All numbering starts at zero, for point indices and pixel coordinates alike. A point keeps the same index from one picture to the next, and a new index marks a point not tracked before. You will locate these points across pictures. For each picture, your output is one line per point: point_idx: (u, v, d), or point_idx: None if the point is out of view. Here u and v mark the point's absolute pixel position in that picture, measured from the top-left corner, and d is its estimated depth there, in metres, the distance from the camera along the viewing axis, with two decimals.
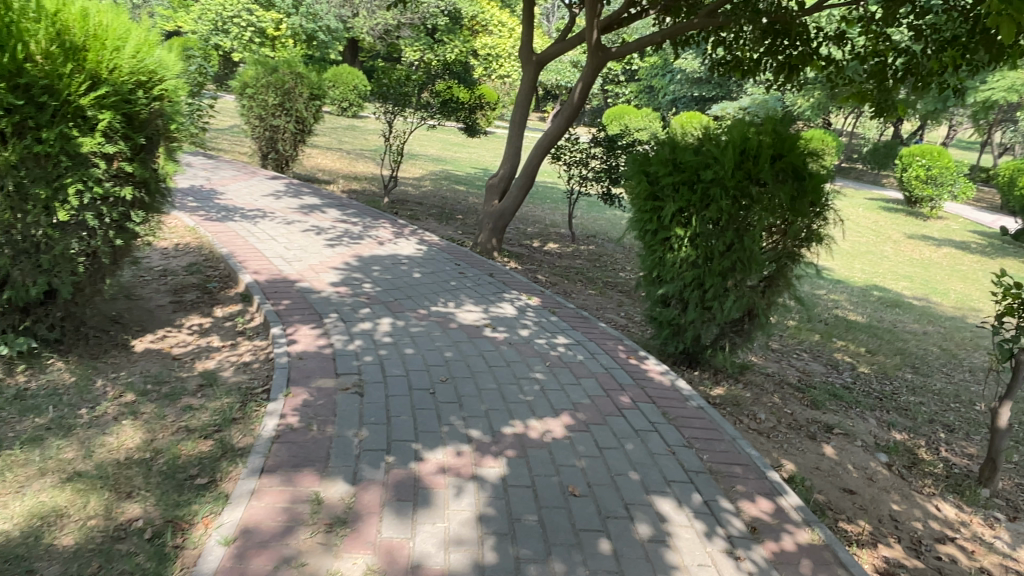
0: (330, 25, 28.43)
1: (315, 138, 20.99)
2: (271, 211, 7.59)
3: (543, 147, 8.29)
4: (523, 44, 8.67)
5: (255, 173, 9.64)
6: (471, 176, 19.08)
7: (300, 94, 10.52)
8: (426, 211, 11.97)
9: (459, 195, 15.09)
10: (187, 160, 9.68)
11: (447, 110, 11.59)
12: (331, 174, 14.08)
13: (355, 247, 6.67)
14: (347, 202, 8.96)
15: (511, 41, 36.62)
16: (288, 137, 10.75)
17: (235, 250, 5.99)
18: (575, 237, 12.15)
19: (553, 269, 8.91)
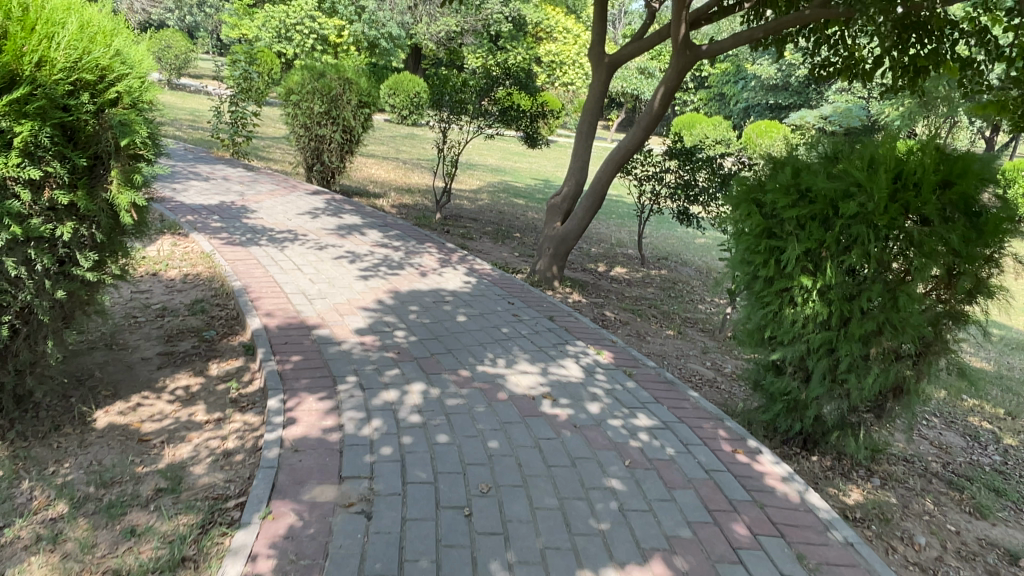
0: (392, 32, 28.06)
1: (372, 148, 20.42)
2: (303, 232, 6.68)
3: (615, 162, 7.14)
4: (594, 45, 7.54)
5: (296, 186, 8.81)
6: (532, 189, 18.05)
7: (348, 101, 9.70)
8: (480, 229, 10.96)
9: (518, 211, 14.05)
10: (225, 172, 8.95)
11: (507, 119, 10.54)
12: (382, 187, 13.25)
13: (392, 280, 5.67)
14: (392, 220, 8.00)
15: (575, 48, 35.59)
16: (335, 147, 9.91)
17: (250, 283, 5.07)
18: (645, 261, 10.92)
19: (623, 303, 7.73)
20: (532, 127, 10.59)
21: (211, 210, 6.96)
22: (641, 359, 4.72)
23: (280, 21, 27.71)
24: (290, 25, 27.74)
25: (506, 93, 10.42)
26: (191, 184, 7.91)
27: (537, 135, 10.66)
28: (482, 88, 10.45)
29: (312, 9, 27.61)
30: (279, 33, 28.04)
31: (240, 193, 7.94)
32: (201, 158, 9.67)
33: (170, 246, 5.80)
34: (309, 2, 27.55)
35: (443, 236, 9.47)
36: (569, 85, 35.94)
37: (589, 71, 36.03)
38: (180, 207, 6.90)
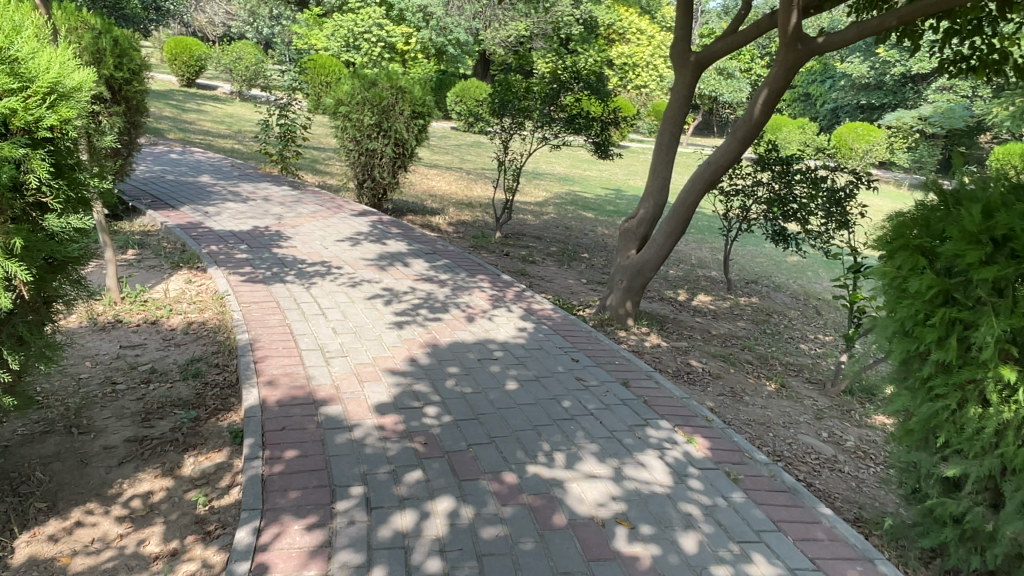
0: (460, 38, 27.45)
1: (436, 158, 19.79)
2: (338, 264, 5.83)
3: (700, 181, 6.00)
4: (678, 42, 6.43)
5: (341, 206, 8.05)
6: (602, 200, 16.90)
7: (401, 112, 8.92)
8: (545, 250, 9.95)
9: (588, 226, 12.96)
10: (267, 190, 8.27)
11: (575, 128, 9.50)
12: (442, 202, 12.42)
13: (431, 328, 4.72)
14: (443, 246, 7.10)
15: (649, 49, 34.15)
16: (386, 161, 9.10)
17: (261, 335, 4.21)
18: (731, 286, 9.64)
19: (711, 346, 6.55)
20: (602, 136, 9.50)
21: (240, 238, 6.21)
22: (749, 449, 3.58)
23: (349, 30, 27.58)
24: (359, 34, 27.58)
25: (574, 98, 9.38)
26: (228, 206, 7.21)
27: (607, 145, 9.56)
28: (547, 94, 9.46)
29: (380, 17, 27.34)
30: (347, 42, 27.95)
31: (278, 216, 7.21)
32: (246, 175, 9.06)
33: (183, 285, 5.03)
34: (377, 10, 27.30)
35: (503, 260, 8.52)
36: (642, 88, 34.53)
37: (664, 73, 34.51)
38: (208, 235, 6.19)
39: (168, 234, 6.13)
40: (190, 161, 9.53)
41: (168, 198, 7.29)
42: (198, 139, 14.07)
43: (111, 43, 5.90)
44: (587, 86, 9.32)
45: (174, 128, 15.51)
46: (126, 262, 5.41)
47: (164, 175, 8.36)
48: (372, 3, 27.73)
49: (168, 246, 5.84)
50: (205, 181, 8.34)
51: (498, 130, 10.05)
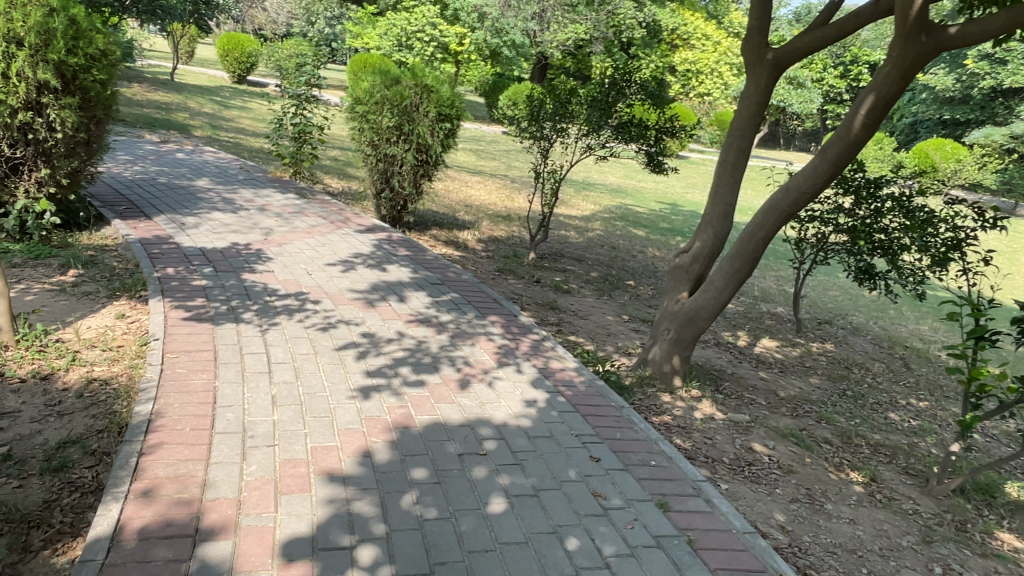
0: (515, 40, 26.34)
1: (482, 164, 18.80)
2: (316, 297, 4.77)
3: (775, 210, 4.71)
4: (752, 36, 5.17)
5: (348, 220, 7.03)
6: (656, 215, 15.52)
7: (425, 113, 7.87)
8: (584, 274, 8.71)
9: (637, 246, 11.65)
10: (268, 198, 7.32)
11: (625, 136, 8.24)
12: (476, 214, 11.32)
13: (407, 399, 3.57)
14: (457, 273, 5.98)
15: (714, 55, 32.42)
16: (407, 169, 8.03)
17: (168, 407, 3.14)
18: (800, 327, 8.23)
19: (778, 416, 5.24)
20: (656, 148, 8.22)
21: (210, 258, 5.22)
22: None
23: (401, 28, 26.77)
24: (411, 33, 26.71)
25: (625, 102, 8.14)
26: (212, 218, 6.25)
27: (661, 157, 8.27)
28: (594, 98, 8.25)
29: (434, 16, 26.72)
30: (400, 41, 27.25)
31: (268, 230, 6.22)
32: (251, 180, 8.14)
33: (108, 322, 4.01)
34: (431, 9, 26.62)
35: (532, 287, 7.35)
36: (705, 96, 32.89)
37: (729, 81, 32.77)
38: (173, 252, 5.21)
39: (126, 250, 5.16)
40: (194, 161, 8.65)
41: (146, 205, 6.36)
42: (226, 137, 13.34)
43: (67, 21, 4.83)
44: (640, 90, 8.08)
45: (205, 124, 14.83)
46: (58, 287, 4.46)
47: (157, 178, 7.46)
48: (427, 3, 27.27)
49: (119, 266, 4.87)
50: (200, 186, 7.42)
51: (537, 137, 8.86)
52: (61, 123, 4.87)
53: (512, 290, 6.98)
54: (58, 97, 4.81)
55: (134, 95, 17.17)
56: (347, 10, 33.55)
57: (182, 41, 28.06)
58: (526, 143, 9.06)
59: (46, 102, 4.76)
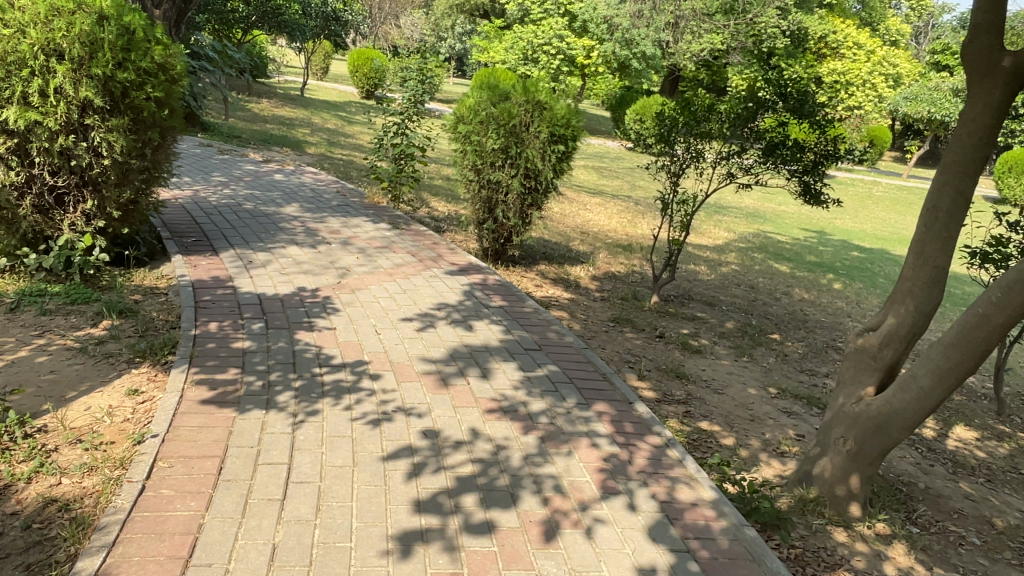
0: (646, 52, 24.83)
1: (605, 184, 17.64)
2: (376, 370, 3.78)
3: (1023, 285, 3.21)
4: (979, 37, 3.62)
5: (440, 258, 6.08)
6: (800, 246, 13.61)
7: (537, 133, 6.82)
8: (718, 325, 7.28)
9: (780, 286, 9.97)
10: (357, 229, 6.54)
11: (773, 162, 6.76)
12: (593, 243, 10.12)
13: (463, 560, 2.45)
14: (559, 333, 4.83)
15: (867, 66, 29.36)
16: (513, 196, 7.01)
17: (119, 567, 2.20)
18: (1004, 410, 6.37)
19: (1008, 571, 3.64)
20: (812, 176, 6.68)
21: (264, 307, 4.40)
22: None
23: (528, 42, 26.30)
24: (538, 46, 26.13)
25: (773, 121, 6.68)
26: (286, 253, 5.50)
27: (818, 187, 6.72)
28: (736, 116, 6.84)
29: (561, 29, 25.83)
30: (526, 55, 26.56)
31: (345, 269, 5.38)
32: (345, 205, 7.44)
33: (112, 404, 3.22)
34: (559, 21, 25.91)
35: (654, 344, 6.05)
36: (855, 110, 29.92)
37: (884, 93, 29.66)
38: (225, 299, 4.44)
39: (174, 297, 4.46)
40: (290, 184, 8.08)
41: (218, 236, 5.72)
42: (339, 155, 12.97)
43: (119, 31, 4.23)
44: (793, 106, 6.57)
45: (322, 141, 14.64)
46: (80, 345, 3.76)
47: (243, 203, 6.88)
48: (555, 15, 26.42)
49: (158, 318, 4.14)
50: (286, 212, 6.75)
51: (665, 161, 7.51)
52: (107, 147, 4.25)
53: (629, 349, 5.72)
54: (105, 117, 4.20)
55: (263, 111, 17.53)
56: (476, 24, 33.42)
57: (316, 56, 28.97)
58: (653, 168, 7.78)
59: (90, 123, 4.16)
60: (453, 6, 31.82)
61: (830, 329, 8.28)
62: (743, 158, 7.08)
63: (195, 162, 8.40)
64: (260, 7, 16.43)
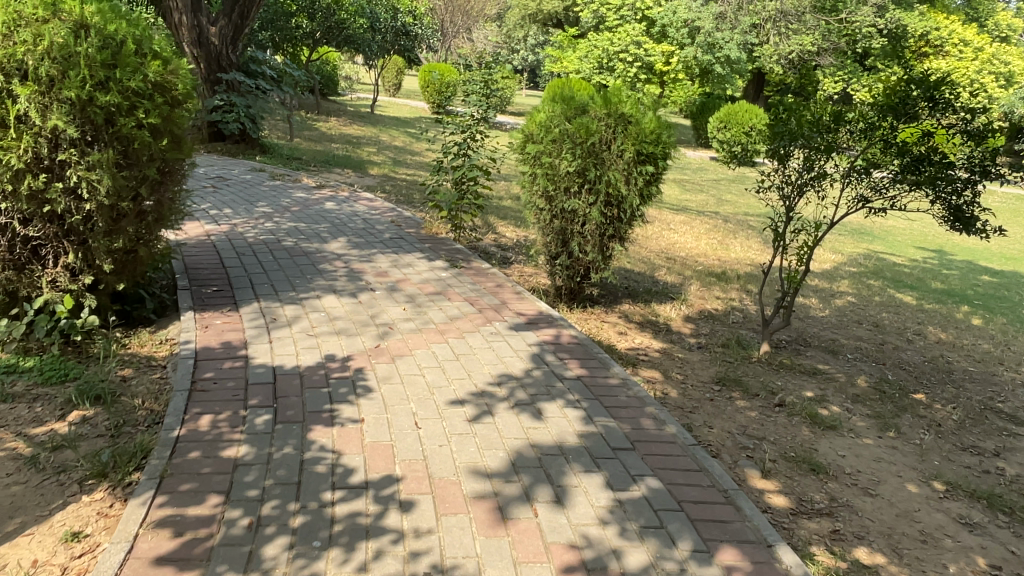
0: (730, 57, 23.13)
1: (689, 199, 16.26)
2: (409, 494, 2.72)
3: None
4: None
5: (503, 306, 5.01)
6: (920, 270, 11.88)
7: (621, 153, 5.69)
8: (846, 382, 5.91)
9: (908, 323, 8.42)
10: (408, 269, 5.57)
11: (909, 184, 5.14)
12: (682, 273, 8.85)
13: None
14: (656, 420, 3.63)
15: (975, 64, 26.66)
16: (591, 227, 5.90)
17: None
18: None
19: None
20: (961, 197, 5.07)
21: (277, 387, 3.43)
22: None
23: (603, 50, 25.21)
24: (614, 54, 24.95)
25: (913, 131, 5.04)
26: (319, 305, 4.56)
27: (971, 212, 5.11)
28: (864, 129, 5.27)
29: (639, 35, 24.32)
30: (601, 63, 25.48)
31: (387, 326, 4.37)
32: (399, 238, 6.51)
33: (37, 559, 2.29)
34: (636, 27, 24.58)
35: (773, 416, 4.79)
36: None
37: (997, 93, 26.87)
38: (230, 377, 3.51)
39: (171, 372, 3.57)
40: (341, 213, 7.22)
41: (244, 282, 4.84)
42: (403, 175, 12.19)
43: (100, 43, 3.42)
44: (940, 115, 4.98)
45: (387, 160, 13.94)
46: (33, 449, 2.89)
47: (283, 238, 6.03)
48: (632, 21, 25.06)
49: (143, 406, 3.25)
50: (328, 249, 5.84)
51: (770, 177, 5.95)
52: (90, 188, 3.45)
53: (744, 427, 4.48)
54: (84, 150, 3.41)
55: (330, 129, 17.11)
56: (549, 33, 32.49)
57: (388, 72, 28.80)
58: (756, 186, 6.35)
59: (65, 159, 3.37)
60: (525, 16, 31.00)
61: (984, 382, 6.73)
62: (870, 177, 5.41)
63: (242, 191, 7.67)
64: (325, 22, 15.93)
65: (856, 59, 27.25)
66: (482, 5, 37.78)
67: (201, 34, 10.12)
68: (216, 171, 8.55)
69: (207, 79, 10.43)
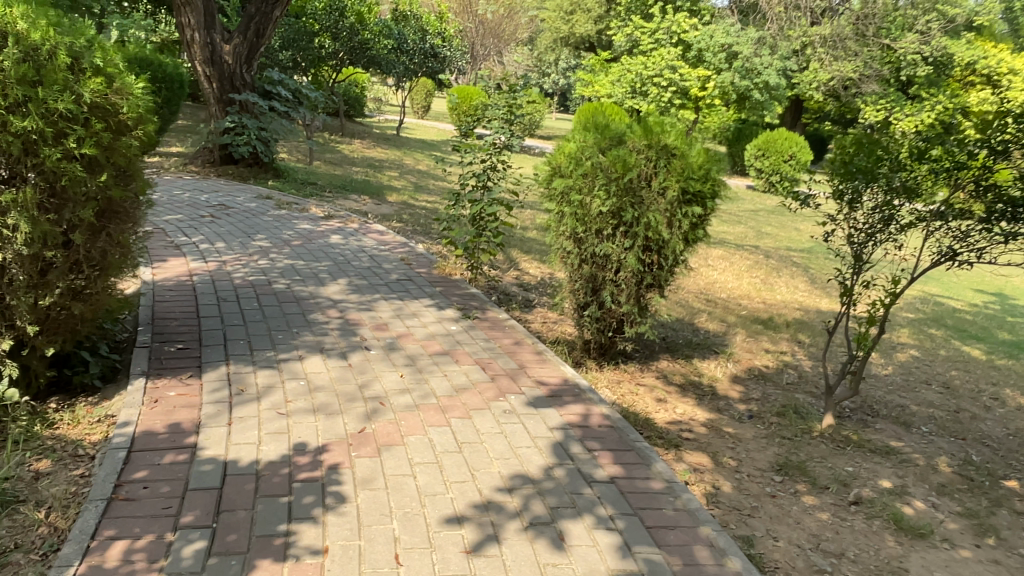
0: (769, 82, 22.23)
1: (726, 231, 15.38)
2: None
3: None
4: None
5: (520, 372, 4.19)
6: (984, 316, 10.84)
7: (666, 192, 4.89)
8: (927, 465, 4.97)
9: (983, 384, 7.41)
10: (413, 321, 4.79)
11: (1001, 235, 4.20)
12: (724, 318, 7.98)
13: None
14: (714, 549, 2.76)
15: None
16: (626, 276, 5.08)
17: None
18: None
19: None
20: None
21: (223, 497, 2.67)
22: None
23: (636, 74, 24.58)
24: (647, 78, 24.27)
25: (1010, 172, 4.13)
26: (297, 370, 3.79)
27: None
28: (949, 169, 4.31)
29: (674, 59, 23.48)
30: (634, 88, 24.83)
31: (377, 400, 3.57)
32: (408, 281, 5.77)
33: None
34: (671, 51, 23.82)
35: (849, 519, 3.89)
36: None
37: None
38: (166, 478, 2.76)
39: (97, 466, 2.85)
40: (347, 249, 6.52)
41: (217, 336, 4.12)
42: (423, 202, 11.54)
43: (21, 55, 2.76)
44: None
45: (408, 185, 13.31)
46: None
47: (275, 279, 5.32)
48: (666, 45, 24.01)
49: (45, 521, 2.52)
50: (324, 293, 5.10)
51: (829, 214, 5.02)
52: (8, 234, 2.82)
53: (816, 538, 3.59)
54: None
55: (354, 152, 16.62)
56: (580, 57, 31.98)
57: (417, 93, 28.51)
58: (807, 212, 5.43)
59: None
60: (557, 39, 30.62)
61: None
62: (955, 222, 4.44)
63: (242, 221, 7.03)
64: (348, 42, 15.59)
65: (899, 86, 26.21)
66: (513, 29, 37.54)
67: (214, 52, 9.61)
68: (218, 198, 7.95)
69: (219, 99, 9.89)
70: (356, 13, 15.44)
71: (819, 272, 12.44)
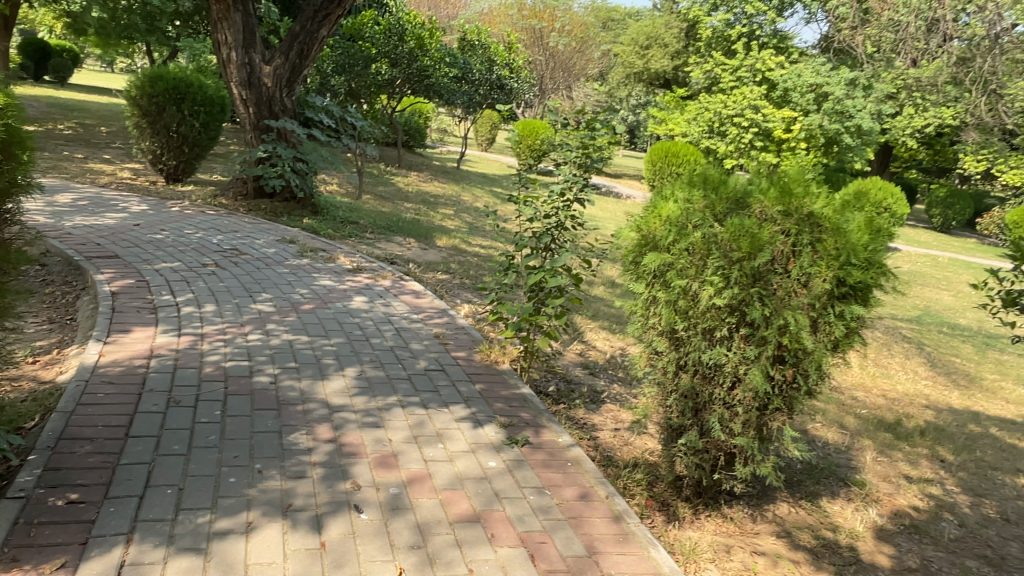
0: (863, 126, 19.91)
1: None
2: None
3: None
4: None
5: (588, 567, 2.65)
6: None
7: (813, 280, 3.34)
8: None
9: None
10: (435, 449, 3.36)
11: None
12: (841, 421, 6.26)
13: None
14: None
15: None
16: (745, 397, 3.52)
17: None
18: None
19: None
20: None
21: None
22: None
23: (714, 113, 22.98)
24: (726, 117, 22.64)
25: None
26: (234, 560, 2.37)
27: None
28: None
29: (757, 98, 21.69)
30: (711, 127, 23.26)
31: None
32: (441, 373, 4.36)
33: None
34: (755, 90, 22.04)
35: None
36: None
37: None
38: None
39: None
40: (369, 319, 5.18)
41: (138, 475, 2.76)
42: (476, 246, 10.21)
43: None
44: None
45: (462, 226, 12.05)
46: None
47: (263, 366, 3.99)
48: (750, 83, 22.28)
49: None
50: (321, 394, 3.74)
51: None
52: None
53: None
54: None
55: (410, 185, 15.59)
56: (654, 94, 30.56)
57: (482, 125, 27.67)
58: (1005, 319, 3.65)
59: None
60: (630, 74, 29.45)
61: None
62: None
63: (250, 273, 5.80)
64: (407, 69, 14.47)
65: None
66: (584, 63, 36.53)
67: (253, 74, 8.68)
68: (235, 240, 6.80)
69: (256, 125, 8.88)
70: (416, 38, 14.42)
71: (937, 350, 10.47)
